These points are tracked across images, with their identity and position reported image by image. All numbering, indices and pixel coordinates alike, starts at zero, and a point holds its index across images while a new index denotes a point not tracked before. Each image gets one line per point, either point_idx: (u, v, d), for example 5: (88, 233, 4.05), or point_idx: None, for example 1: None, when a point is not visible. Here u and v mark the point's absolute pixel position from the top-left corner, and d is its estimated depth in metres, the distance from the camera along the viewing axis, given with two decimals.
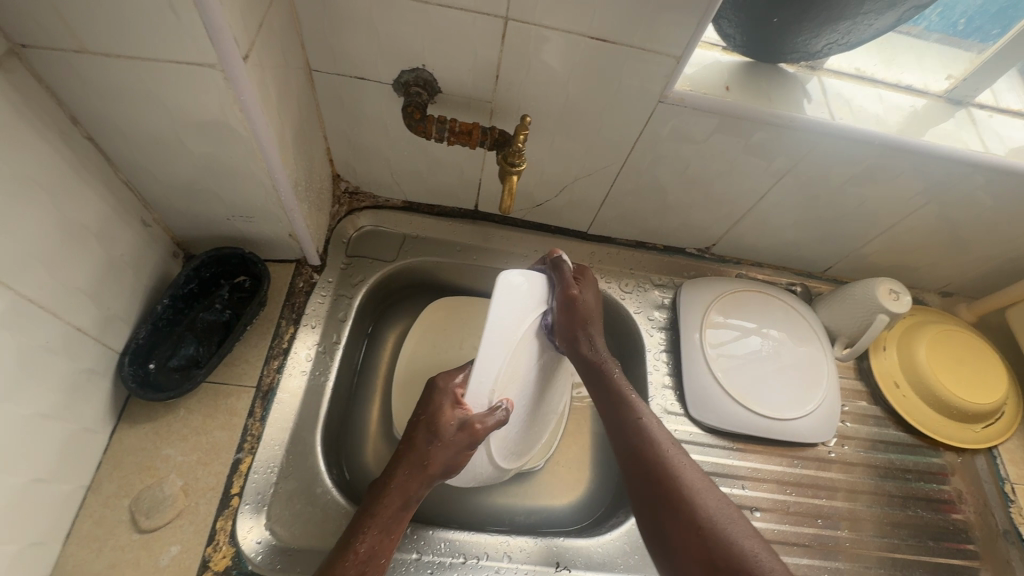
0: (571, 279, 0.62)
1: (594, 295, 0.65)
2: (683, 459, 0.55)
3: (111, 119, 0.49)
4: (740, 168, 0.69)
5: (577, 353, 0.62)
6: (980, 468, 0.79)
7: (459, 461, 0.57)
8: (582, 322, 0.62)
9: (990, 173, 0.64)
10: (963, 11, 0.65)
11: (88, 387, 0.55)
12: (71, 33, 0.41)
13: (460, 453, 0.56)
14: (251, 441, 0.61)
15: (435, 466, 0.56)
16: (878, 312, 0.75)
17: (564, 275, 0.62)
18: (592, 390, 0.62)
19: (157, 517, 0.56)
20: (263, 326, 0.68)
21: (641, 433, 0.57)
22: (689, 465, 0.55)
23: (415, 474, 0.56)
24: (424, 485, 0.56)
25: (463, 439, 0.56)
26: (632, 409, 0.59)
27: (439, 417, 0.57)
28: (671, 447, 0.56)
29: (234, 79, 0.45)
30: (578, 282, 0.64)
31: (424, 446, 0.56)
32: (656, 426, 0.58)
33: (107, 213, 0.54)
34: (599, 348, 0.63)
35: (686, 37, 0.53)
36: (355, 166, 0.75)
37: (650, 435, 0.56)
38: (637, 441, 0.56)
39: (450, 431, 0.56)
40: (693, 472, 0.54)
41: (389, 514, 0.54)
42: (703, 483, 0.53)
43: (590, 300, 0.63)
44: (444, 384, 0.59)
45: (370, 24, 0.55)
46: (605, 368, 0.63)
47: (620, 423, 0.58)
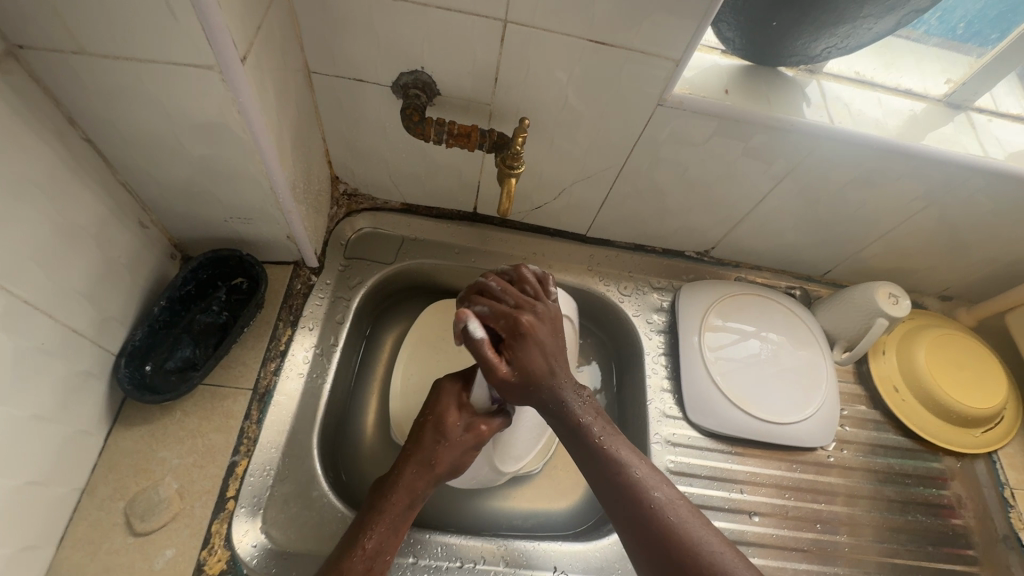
0: (491, 353, 0.54)
1: (541, 340, 0.55)
2: (672, 505, 0.50)
3: (108, 121, 0.49)
4: (739, 172, 0.69)
5: (545, 412, 0.56)
6: (979, 474, 0.79)
7: (465, 462, 0.59)
8: (528, 390, 0.55)
9: (989, 176, 0.64)
10: (961, 15, 0.65)
11: (84, 389, 0.54)
12: (69, 34, 0.41)
13: (466, 453, 0.59)
14: (247, 443, 0.61)
15: (442, 465, 0.58)
16: (878, 317, 0.74)
17: (482, 352, 0.54)
18: (570, 444, 0.56)
19: (152, 520, 0.55)
20: (260, 327, 0.68)
21: (624, 486, 0.52)
22: (681, 509, 0.50)
23: (422, 473, 0.56)
24: (431, 484, 0.57)
25: (469, 440, 0.58)
26: (612, 457, 0.53)
27: (445, 419, 0.58)
28: (659, 494, 0.51)
29: (232, 81, 0.45)
30: (512, 336, 0.55)
31: (431, 445, 0.57)
32: (640, 469, 0.53)
33: (104, 214, 0.54)
34: (565, 399, 0.55)
35: (686, 40, 0.53)
36: (354, 168, 0.75)
37: (636, 482, 0.52)
38: (622, 494, 0.51)
39: (456, 432, 0.58)
40: (686, 517, 0.50)
41: (396, 512, 0.54)
42: (698, 526, 0.49)
43: (529, 360, 0.54)
44: (450, 386, 0.61)
45: (369, 26, 0.55)
46: (573, 419, 0.55)
47: (601, 474, 0.53)
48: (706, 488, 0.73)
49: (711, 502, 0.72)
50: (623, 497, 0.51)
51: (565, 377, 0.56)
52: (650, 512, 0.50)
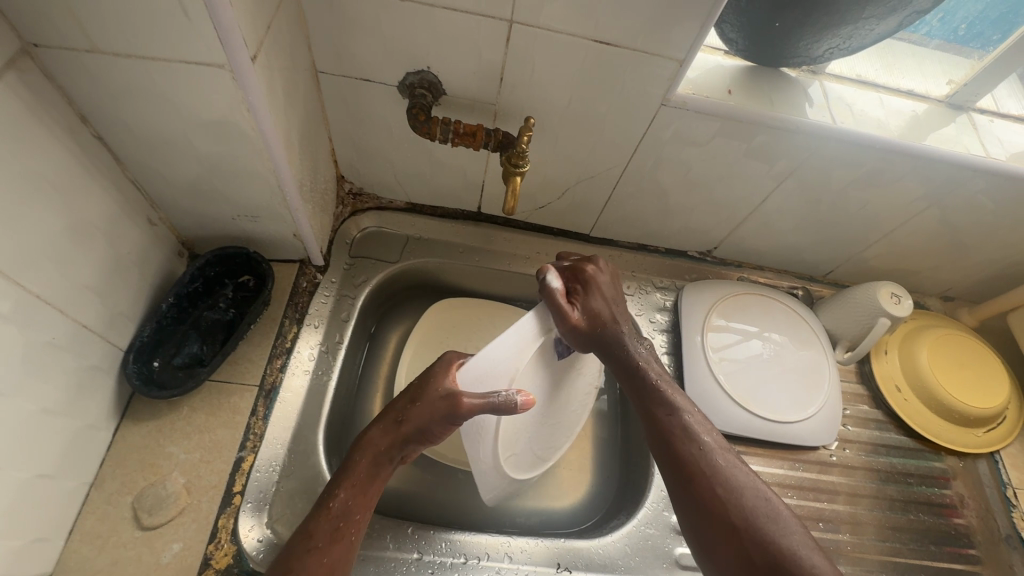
0: (565, 304, 0.59)
1: (604, 295, 0.61)
2: (722, 452, 0.54)
3: (119, 118, 0.50)
4: (742, 171, 0.69)
5: (610, 358, 0.60)
6: (982, 473, 0.79)
7: (437, 432, 0.56)
8: (597, 335, 0.60)
9: (991, 177, 0.64)
10: (964, 17, 0.65)
11: (93, 384, 0.55)
12: (83, 32, 0.42)
13: (438, 420, 0.55)
14: (254, 439, 0.62)
15: (411, 426, 0.56)
16: (880, 316, 0.75)
17: (556, 301, 0.59)
18: (626, 384, 0.60)
19: (159, 515, 0.56)
20: (267, 325, 0.68)
21: (679, 429, 0.55)
22: (731, 458, 0.54)
23: (389, 435, 0.55)
24: (396, 449, 0.55)
25: (443, 407, 0.55)
26: (668, 400, 0.57)
27: (427, 383, 0.57)
28: (712, 441, 0.55)
29: (242, 80, 0.46)
30: (580, 292, 0.61)
31: (404, 405, 0.57)
32: (694, 418, 0.56)
33: (114, 211, 0.55)
34: (631, 347, 0.60)
35: (689, 40, 0.54)
36: (360, 167, 0.76)
37: (690, 427, 0.55)
38: (676, 439, 0.55)
39: (434, 396, 0.56)
40: (735, 465, 0.53)
41: (362, 478, 0.53)
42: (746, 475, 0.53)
43: (597, 308, 0.60)
44: (447, 359, 0.60)
45: (376, 26, 0.56)
46: (638, 364, 0.60)
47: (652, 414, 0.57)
48: None
49: None
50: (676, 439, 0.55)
51: (625, 325, 0.61)
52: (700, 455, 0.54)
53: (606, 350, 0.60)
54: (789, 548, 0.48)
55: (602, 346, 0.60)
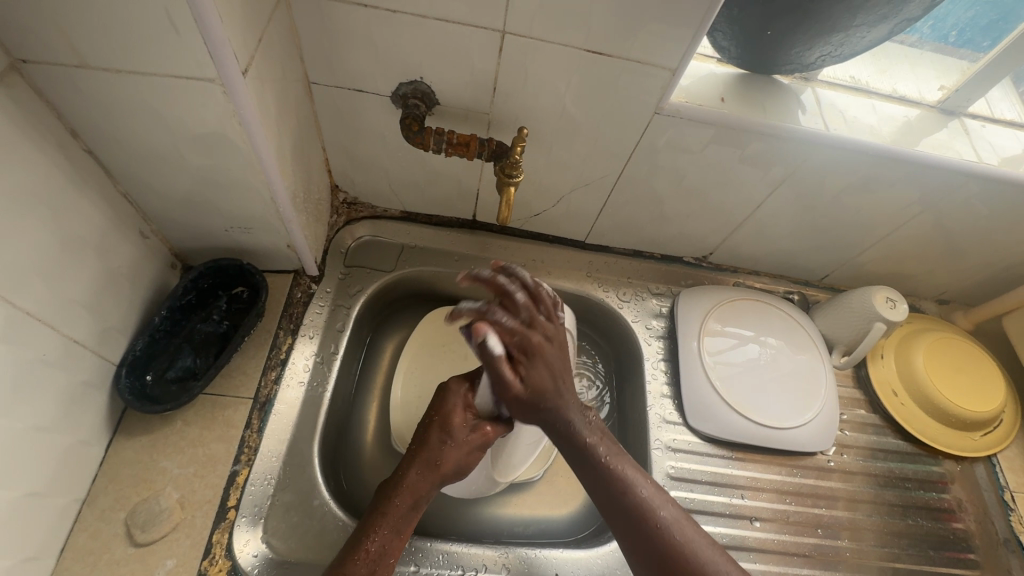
0: (509, 372, 0.55)
1: (547, 359, 0.56)
2: (680, 522, 0.52)
3: (110, 133, 0.50)
4: (735, 178, 0.69)
5: (550, 431, 0.57)
6: (980, 476, 0.79)
7: (469, 462, 0.59)
8: (534, 405, 0.56)
9: (984, 182, 0.65)
10: (954, 24, 0.66)
11: (85, 400, 0.55)
12: (71, 48, 0.41)
13: (472, 452, 0.58)
14: (248, 453, 0.61)
15: (449, 466, 0.57)
16: (876, 321, 0.75)
17: (498, 370, 0.54)
18: (575, 465, 0.56)
19: (152, 531, 0.55)
20: (261, 336, 0.68)
21: (637, 509, 0.52)
22: (689, 529, 0.52)
23: (426, 474, 0.56)
24: (435, 485, 0.56)
25: (475, 440, 0.58)
26: (620, 479, 0.54)
27: (453, 419, 0.57)
28: (670, 516, 0.53)
29: (233, 94, 0.46)
30: (522, 355, 0.55)
31: (437, 445, 0.56)
32: (647, 489, 0.54)
33: (105, 224, 0.54)
34: (570, 421, 0.56)
35: (681, 50, 0.54)
36: (354, 176, 0.76)
37: (646, 508, 0.53)
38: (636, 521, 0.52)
39: (463, 433, 0.58)
40: (693, 536, 0.52)
41: (400, 514, 0.54)
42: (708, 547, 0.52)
43: (540, 380, 0.55)
44: (456, 386, 0.60)
45: (368, 37, 0.56)
46: (584, 440, 0.56)
47: (609, 497, 0.54)
48: (707, 494, 0.73)
49: (711, 507, 0.72)
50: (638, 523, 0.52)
51: (570, 399, 0.57)
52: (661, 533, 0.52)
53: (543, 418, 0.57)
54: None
55: (535, 418, 0.57)
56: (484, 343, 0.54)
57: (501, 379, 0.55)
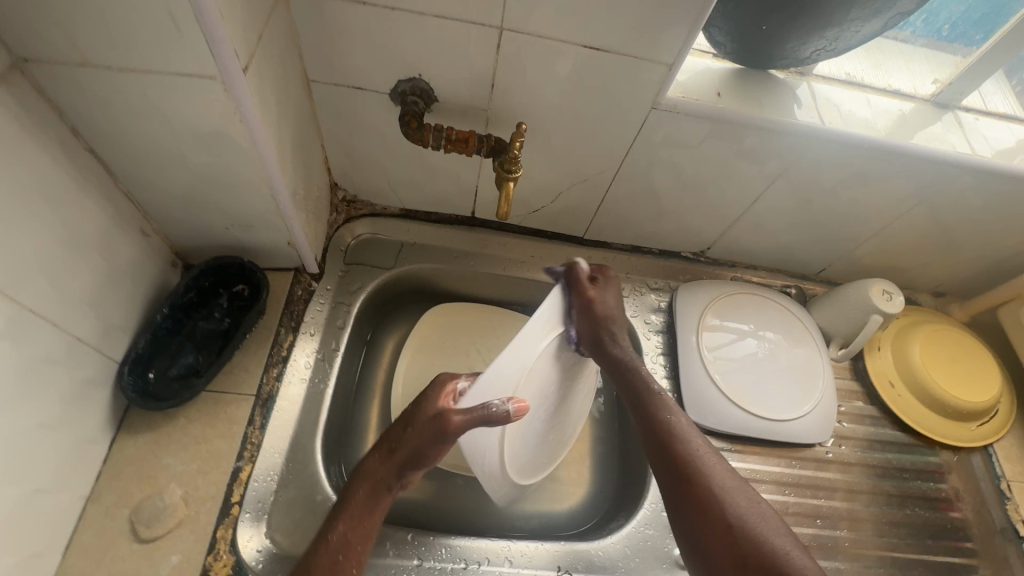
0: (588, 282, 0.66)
1: (616, 288, 0.68)
2: (712, 458, 0.55)
3: (111, 131, 0.50)
4: (733, 172, 0.70)
5: (605, 355, 0.64)
6: (976, 466, 0.80)
7: (430, 454, 0.57)
8: (603, 322, 0.64)
9: (977, 174, 0.65)
10: (946, 18, 0.68)
11: (88, 397, 0.55)
12: (73, 46, 0.42)
13: (428, 442, 0.56)
14: (251, 449, 0.61)
15: (407, 456, 0.57)
16: (872, 313, 0.76)
17: (578, 275, 0.66)
18: (629, 400, 0.62)
19: (157, 527, 0.55)
20: (262, 334, 0.68)
21: (670, 434, 0.57)
22: (720, 464, 0.55)
23: (384, 461, 0.57)
24: (393, 475, 0.57)
25: (433, 430, 0.56)
26: (663, 407, 0.59)
27: (422, 407, 0.59)
28: (704, 450, 0.56)
29: (234, 92, 0.46)
30: (600, 278, 0.68)
31: (398, 433, 0.58)
32: (687, 425, 0.58)
33: (106, 222, 0.55)
34: (626, 349, 0.64)
35: (678, 45, 0.55)
36: (353, 174, 0.76)
37: (681, 435, 0.57)
38: (670, 443, 0.56)
39: (425, 421, 0.57)
40: (723, 471, 0.54)
41: (360, 502, 0.54)
42: (734, 482, 0.54)
43: (610, 299, 0.66)
44: (439, 381, 0.61)
45: (368, 34, 0.56)
46: (633, 366, 0.63)
47: (652, 427, 0.58)
48: None
49: None
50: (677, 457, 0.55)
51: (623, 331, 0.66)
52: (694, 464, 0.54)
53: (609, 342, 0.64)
54: (780, 549, 0.48)
55: (602, 336, 0.64)
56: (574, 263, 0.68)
57: (580, 284, 0.65)
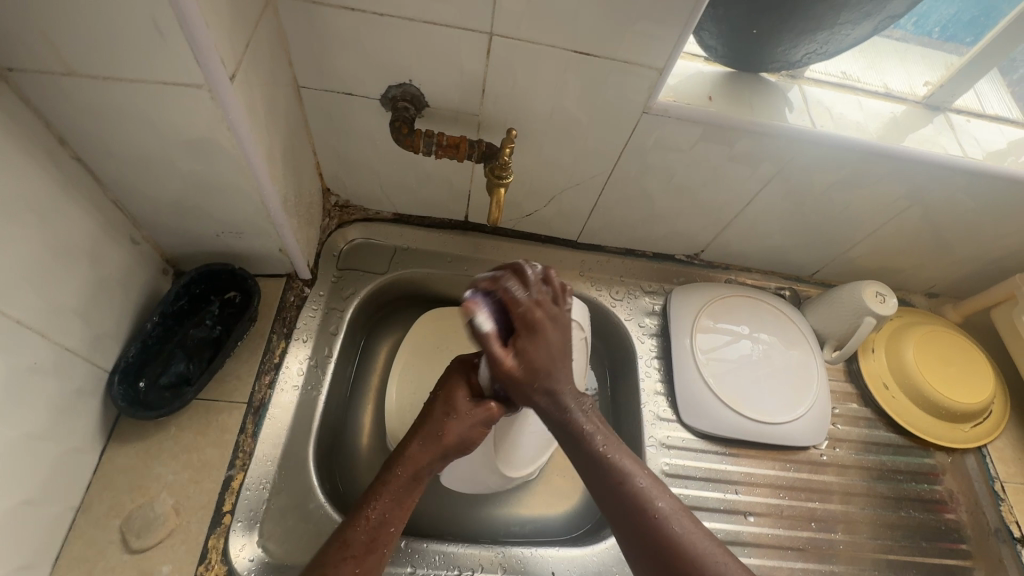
0: (498, 349, 0.52)
1: (545, 339, 0.54)
2: (677, 518, 0.49)
3: (99, 140, 0.50)
4: (725, 176, 0.70)
5: (541, 413, 0.55)
6: (970, 467, 0.80)
7: (473, 437, 0.57)
8: (533, 380, 0.53)
9: (969, 176, 0.65)
10: (936, 21, 0.68)
11: (78, 407, 0.55)
12: (58, 56, 0.41)
13: (476, 427, 0.57)
14: (243, 457, 0.61)
15: (451, 439, 0.56)
16: (866, 315, 0.76)
17: (488, 346, 0.52)
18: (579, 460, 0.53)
19: (148, 537, 0.55)
20: (254, 341, 0.68)
21: (630, 499, 0.49)
22: (687, 522, 0.49)
23: (427, 446, 0.55)
24: (436, 459, 0.55)
25: (479, 414, 0.57)
26: (617, 468, 0.51)
27: (458, 392, 0.57)
28: (667, 510, 0.49)
29: (221, 100, 0.46)
30: (523, 331, 0.53)
31: (440, 417, 0.56)
32: (646, 482, 0.51)
33: (95, 231, 0.54)
34: (565, 403, 0.54)
35: (668, 50, 0.55)
36: (345, 179, 0.76)
37: (641, 498, 0.49)
38: (630, 511, 0.49)
39: (466, 406, 0.57)
40: (693, 531, 0.48)
41: (400, 483, 0.53)
42: (705, 541, 0.48)
43: (533, 357, 0.53)
44: (460, 365, 0.60)
45: (357, 40, 0.56)
46: (578, 424, 0.53)
47: (609, 494, 0.50)
48: (701, 489, 0.74)
49: (706, 503, 0.73)
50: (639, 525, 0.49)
51: (563, 380, 0.54)
52: (658, 531, 0.48)
53: (540, 402, 0.54)
54: None
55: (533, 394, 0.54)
56: (474, 321, 0.52)
57: (492, 356, 0.52)
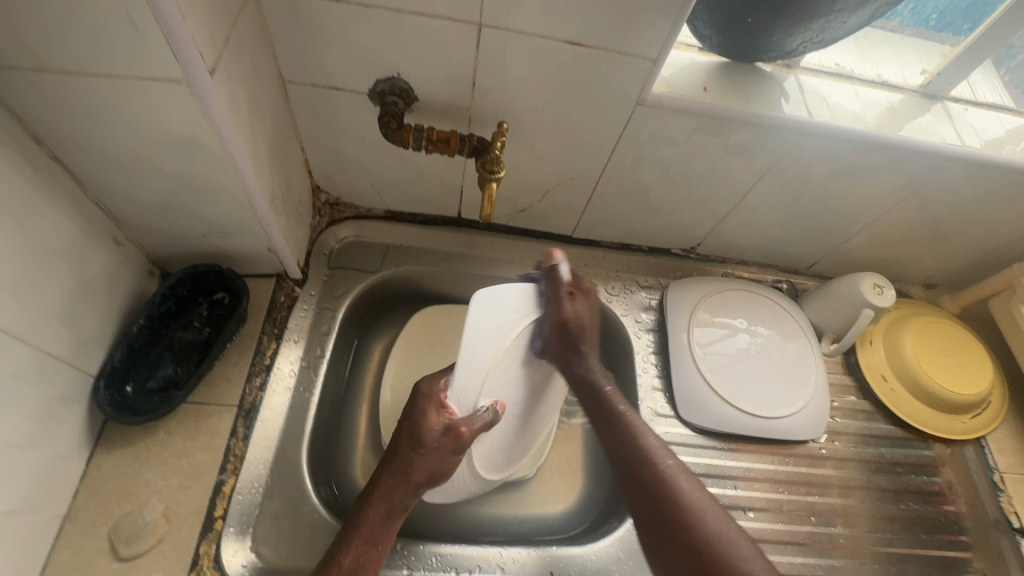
0: (563, 295, 0.58)
1: (591, 304, 0.60)
2: (684, 478, 0.49)
3: (76, 139, 0.48)
4: (721, 168, 0.69)
5: (570, 371, 0.58)
6: (969, 458, 0.80)
7: (445, 467, 0.56)
8: (573, 341, 0.57)
9: (968, 165, 0.65)
10: (933, 7, 0.66)
11: (62, 413, 0.53)
12: (29, 51, 0.40)
13: (445, 457, 0.55)
14: (234, 461, 0.60)
15: (420, 474, 0.55)
16: (863, 307, 0.75)
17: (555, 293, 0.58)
18: (594, 418, 0.56)
19: (137, 545, 0.54)
20: (244, 342, 0.67)
21: (637, 450, 0.51)
22: (691, 483, 0.49)
23: (398, 482, 0.55)
24: (409, 494, 0.55)
25: (449, 444, 0.55)
26: (627, 422, 0.53)
27: (424, 423, 0.56)
28: (671, 466, 0.50)
29: (202, 96, 0.44)
30: (576, 293, 0.59)
31: (407, 452, 0.56)
32: (654, 440, 0.52)
33: (76, 233, 0.53)
34: (592, 366, 0.58)
35: (661, 39, 0.53)
36: (335, 177, 0.74)
37: (648, 451, 0.51)
38: (634, 458, 0.51)
39: (434, 436, 0.56)
40: (695, 490, 0.48)
41: (373, 524, 0.53)
42: (707, 505, 0.47)
43: (581, 313, 0.58)
44: (428, 389, 0.59)
45: (343, 33, 0.55)
46: (596, 383, 0.56)
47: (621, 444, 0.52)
48: None
49: None
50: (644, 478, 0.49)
51: (592, 351, 0.58)
52: (660, 484, 0.48)
53: (574, 359, 0.58)
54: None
55: (568, 350, 0.58)
56: (557, 268, 0.59)
57: (557, 299, 0.58)
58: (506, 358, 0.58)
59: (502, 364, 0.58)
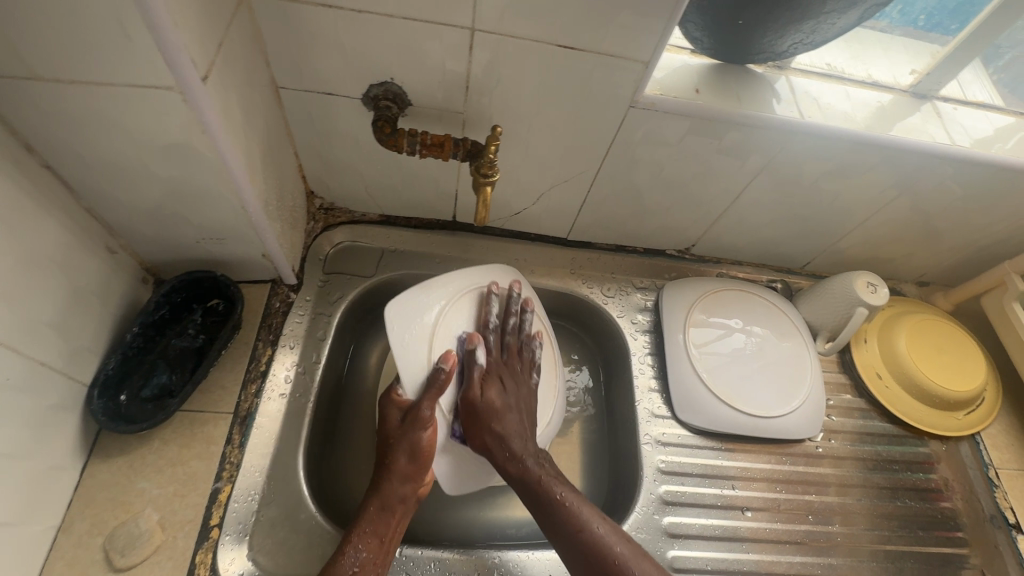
0: (476, 382, 0.64)
1: (515, 382, 0.66)
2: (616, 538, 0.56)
3: (68, 148, 0.48)
4: (714, 170, 0.69)
5: (490, 456, 0.62)
6: (965, 455, 0.80)
7: (425, 449, 0.61)
8: (485, 421, 0.62)
9: (958, 164, 0.65)
10: (921, 9, 0.67)
11: (56, 423, 0.53)
12: (18, 59, 0.40)
13: (414, 440, 0.61)
14: (230, 469, 0.60)
15: (400, 461, 0.61)
16: (858, 306, 0.75)
17: (471, 376, 0.64)
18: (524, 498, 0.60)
19: (132, 555, 0.54)
20: (239, 349, 0.66)
21: (571, 524, 0.57)
22: (623, 542, 0.56)
23: (386, 475, 0.60)
24: (402, 481, 0.60)
25: (409, 426, 0.61)
26: (559, 502, 0.58)
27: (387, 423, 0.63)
28: (603, 529, 0.56)
29: (195, 103, 0.44)
30: (500, 371, 0.66)
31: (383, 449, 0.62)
32: (585, 510, 0.58)
33: (68, 241, 0.53)
34: (510, 440, 0.61)
35: (653, 42, 0.54)
36: (329, 181, 0.74)
37: (581, 525, 0.56)
38: (570, 536, 0.56)
39: (398, 426, 0.62)
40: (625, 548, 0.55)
41: (371, 516, 0.58)
42: (640, 560, 0.55)
43: (493, 396, 0.63)
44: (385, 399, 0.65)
45: (335, 38, 0.54)
46: (527, 469, 0.60)
47: (554, 525, 0.57)
48: (698, 486, 0.73)
49: (703, 499, 0.73)
50: (590, 558, 0.55)
51: (513, 423, 0.63)
52: (598, 551, 0.55)
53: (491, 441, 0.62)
54: None
55: (480, 434, 0.62)
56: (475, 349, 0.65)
57: (469, 381, 0.64)
58: (441, 337, 0.65)
59: (443, 346, 0.65)
